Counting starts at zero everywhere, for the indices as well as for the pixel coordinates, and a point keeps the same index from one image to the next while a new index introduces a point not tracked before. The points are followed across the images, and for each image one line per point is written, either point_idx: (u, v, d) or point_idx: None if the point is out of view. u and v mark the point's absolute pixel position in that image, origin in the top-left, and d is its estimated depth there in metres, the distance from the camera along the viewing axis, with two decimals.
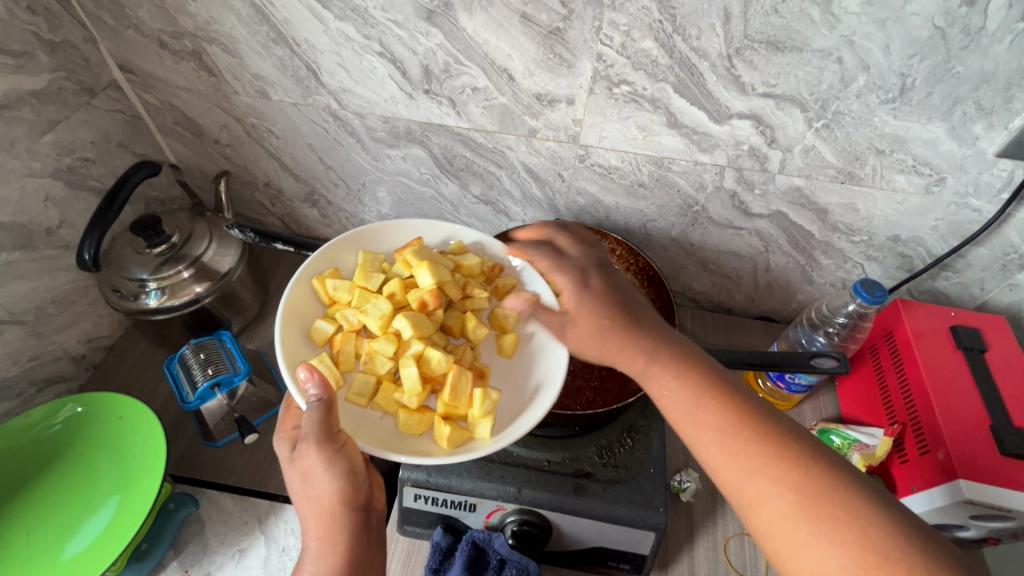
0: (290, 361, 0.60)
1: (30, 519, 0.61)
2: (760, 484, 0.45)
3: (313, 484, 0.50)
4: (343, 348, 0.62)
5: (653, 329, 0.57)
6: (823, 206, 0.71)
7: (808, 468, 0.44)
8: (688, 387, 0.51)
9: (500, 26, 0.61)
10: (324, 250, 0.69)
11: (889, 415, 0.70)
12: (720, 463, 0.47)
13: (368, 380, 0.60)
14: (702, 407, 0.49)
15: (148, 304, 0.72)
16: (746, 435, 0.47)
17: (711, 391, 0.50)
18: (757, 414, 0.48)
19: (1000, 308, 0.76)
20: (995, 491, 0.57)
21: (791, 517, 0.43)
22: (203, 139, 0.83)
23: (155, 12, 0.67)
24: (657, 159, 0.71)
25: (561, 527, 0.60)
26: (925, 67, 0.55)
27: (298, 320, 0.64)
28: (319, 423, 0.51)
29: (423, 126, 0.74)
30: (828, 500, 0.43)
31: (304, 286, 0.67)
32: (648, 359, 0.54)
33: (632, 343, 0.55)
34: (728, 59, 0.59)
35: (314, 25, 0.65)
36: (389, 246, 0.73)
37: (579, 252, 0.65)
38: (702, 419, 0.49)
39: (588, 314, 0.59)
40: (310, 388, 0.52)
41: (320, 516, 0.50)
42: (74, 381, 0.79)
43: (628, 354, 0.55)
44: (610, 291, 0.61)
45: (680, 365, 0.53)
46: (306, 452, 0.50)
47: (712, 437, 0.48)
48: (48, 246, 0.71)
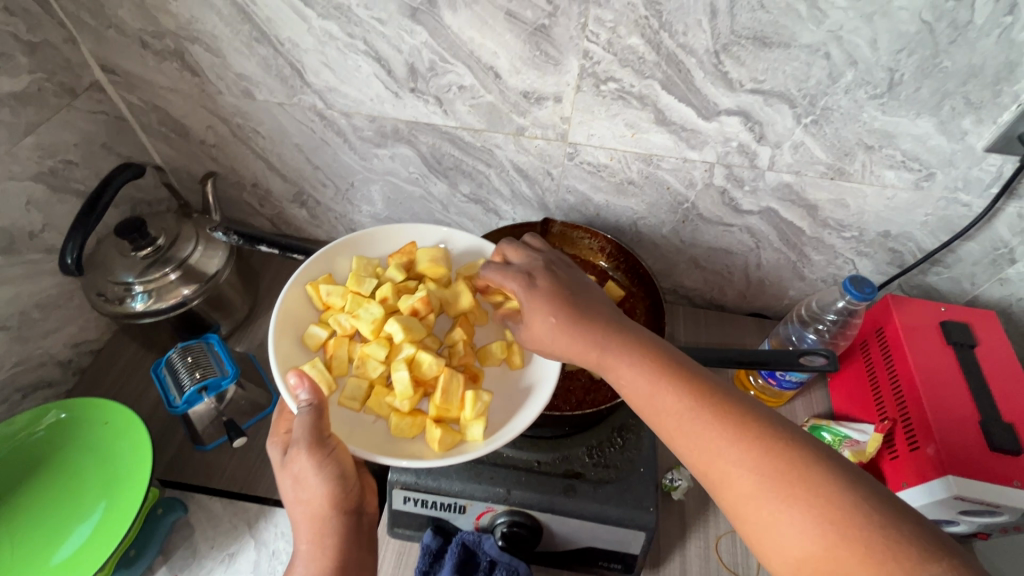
0: (283, 367, 0.60)
1: (14, 528, 0.60)
2: (722, 466, 0.44)
3: (304, 487, 0.50)
4: (335, 353, 0.62)
5: (602, 321, 0.55)
6: (813, 202, 0.71)
7: (768, 446, 0.43)
8: (647, 372, 0.50)
9: (485, 23, 0.60)
10: (317, 255, 0.69)
11: (880, 412, 0.70)
12: (682, 446, 0.47)
13: (360, 384, 0.60)
14: (659, 392, 0.48)
15: (134, 308, 0.71)
16: (704, 416, 0.46)
17: (668, 373, 0.49)
18: (718, 393, 0.48)
19: (991, 303, 0.76)
20: (984, 487, 0.57)
21: (754, 497, 0.42)
22: (188, 140, 0.82)
23: (136, 12, 0.66)
24: (646, 156, 0.70)
25: (552, 528, 0.60)
26: (913, 62, 0.55)
27: (292, 326, 0.64)
28: (310, 426, 0.51)
29: (410, 125, 0.73)
30: (789, 476, 0.41)
31: (298, 292, 0.66)
32: (603, 348, 0.53)
33: (585, 336, 0.54)
34: (715, 55, 0.58)
35: (297, 23, 0.64)
36: (383, 251, 0.72)
37: (523, 257, 0.62)
38: (661, 405, 0.48)
39: (537, 314, 0.56)
40: (301, 393, 0.52)
41: (311, 520, 0.50)
42: (61, 386, 0.79)
43: (585, 348, 0.54)
44: (558, 287, 0.58)
45: (637, 351, 0.52)
46: (297, 456, 0.50)
47: (671, 421, 0.47)
48: (31, 250, 0.70)
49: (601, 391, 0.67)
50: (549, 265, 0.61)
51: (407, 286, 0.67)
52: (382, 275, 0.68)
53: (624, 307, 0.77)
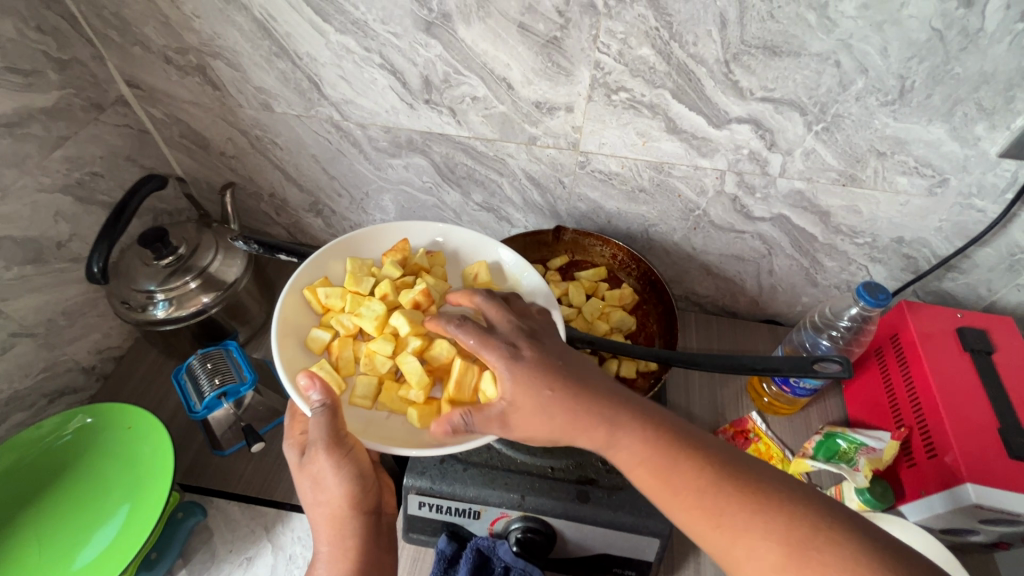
0: (291, 372, 0.60)
1: (41, 529, 0.62)
2: (745, 543, 0.43)
3: (323, 488, 0.51)
4: (342, 354, 0.63)
5: (597, 396, 0.51)
6: (825, 209, 0.71)
7: (791, 518, 0.43)
8: (657, 451, 0.48)
9: (498, 36, 0.61)
10: (311, 259, 0.69)
11: (896, 419, 0.70)
12: (701, 527, 0.45)
13: (370, 382, 0.61)
14: (676, 468, 0.47)
15: (156, 315, 0.73)
16: (723, 490, 0.45)
17: (681, 448, 0.48)
18: (733, 467, 0.47)
19: (1008, 309, 0.75)
20: (1003, 496, 0.56)
21: (780, 570, 0.41)
22: (208, 151, 0.84)
23: (161, 29, 0.68)
24: (658, 164, 0.71)
25: (566, 534, 0.61)
26: (924, 69, 0.55)
27: (293, 331, 0.64)
28: (327, 427, 0.51)
29: (424, 136, 0.74)
30: (817, 548, 0.41)
31: (295, 298, 0.66)
32: (608, 429, 0.49)
33: (584, 411, 0.50)
34: (725, 64, 0.59)
35: (316, 39, 0.66)
36: (378, 251, 0.73)
37: (507, 323, 0.55)
38: (678, 484, 0.46)
39: (528, 391, 0.50)
40: (314, 393, 0.52)
41: (332, 521, 0.51)
42: (85, 392, 0.81)
43: (585, 425, 0.50)
44: (548, 360, 0.52)
45: (648, 426, 0.50)
46: (316, 457, 0.51)
47: (692, 499, 0.46)
48: (58, 259, 0.73)
49: None
50: (531, 333, 0.55)
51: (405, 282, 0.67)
52: (379, 273, 0.69)
53: (636, 315, 0.77)
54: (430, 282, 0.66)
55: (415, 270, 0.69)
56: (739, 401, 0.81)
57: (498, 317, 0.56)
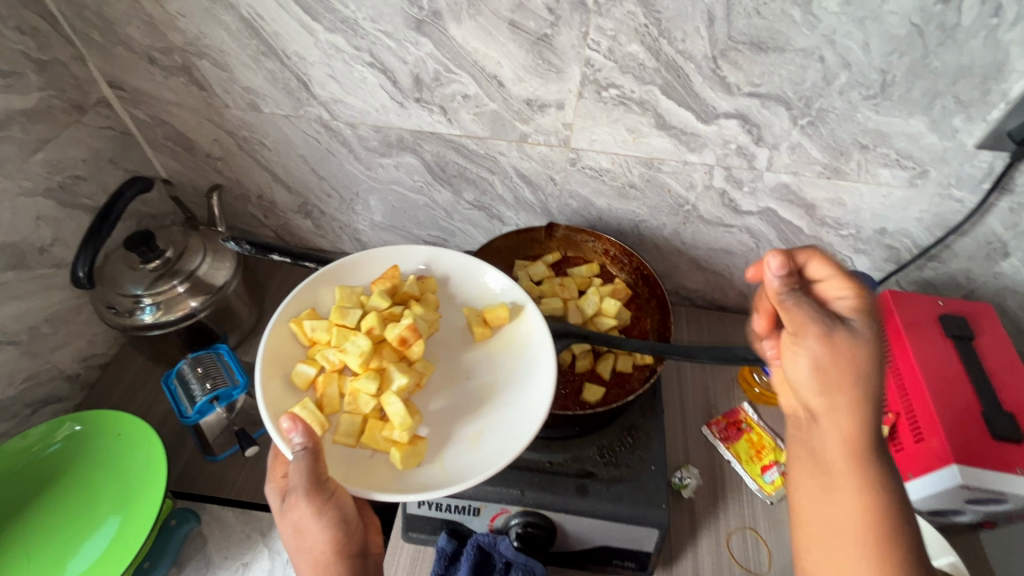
0: (274, 412, 0.58)
1: (30, 541, 0.60)
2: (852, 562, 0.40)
3: (305, 538, 0.51)
4: (326, 391, 0.61)
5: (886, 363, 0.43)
6: (810, 201, 0.73)
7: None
8: (854, 444, 0.42)
9: (488, 33, 0.62)
10: (300, 289, 0.68)
11: (883, 405, 0.71)
12: (818, 506, 0.43)
13: (353, 420, 0.60)
14: (858, 473, 0.42)
15: (143, 320, 0.71)
16: (881, 522, 0.40)
17: (885, 461, 0.42)
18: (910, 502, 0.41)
19: (986, 297, 0.78)
20: (988, 476, 0.59)
21: None
22: (193, 153, 0.83)
23: (145, 29, 0.67)
24: (648, 160, 0.72)
25: (567, 528, 0.61)
26: (904, 63, 0.57)
27: (278, 366, 0.63)
28: (308, 472, 0.50)
29: (414, 135, 0.74)
30: None
31: (282, 330, 0.65)
32: (853, 408, 0.42)
33: (858, 380, 0.42)
34: (713, 60, 0.60)
35: (305, 38, 0.65)
36: (368, 278, 0.72)
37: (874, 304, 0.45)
38: (840, 476, 0.42)
39: (839, 378, 0.43)
40: (295, 436, 0.51)
41: (314, 567, 0.52)
42: (70, 401, 0.79)
43: (869, 387, 0.42)
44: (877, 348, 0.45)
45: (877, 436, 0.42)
46: (297, 504, 0.51)
47: (848, 506, 0.41)
48: (40, 265, 0.71)
49: (611, 392, 0.68)
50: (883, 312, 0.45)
51: (392, 315, 0.66)
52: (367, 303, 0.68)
53: (631, 310, 0.78)
54: (417, 315, 0.66)
55: (404, 300, 0.68)
56: (731, 393, 0.82)
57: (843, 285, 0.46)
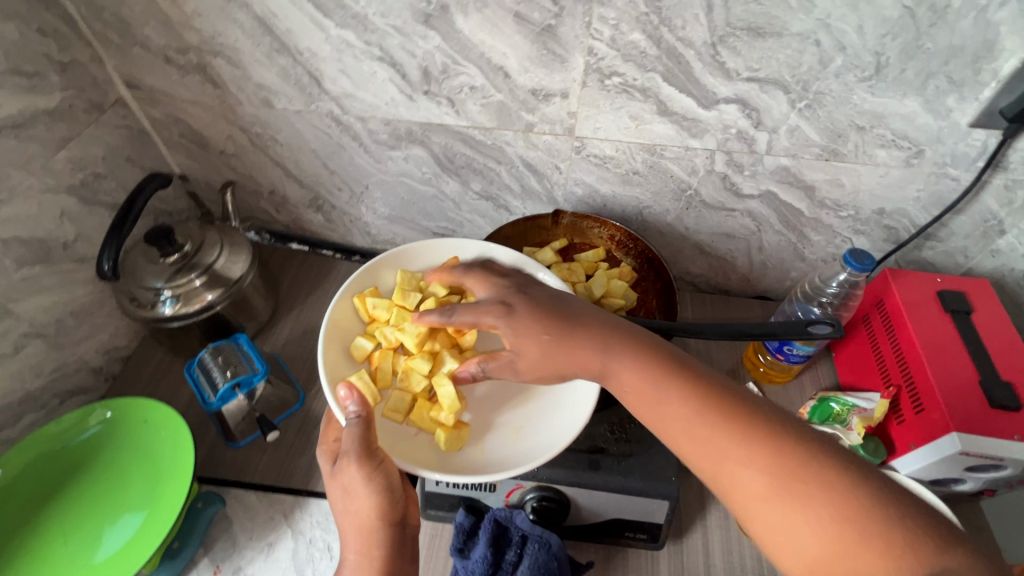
0: (331, 377, 0.63)
1: (65, 522, 0.63)
2: (731, 468, 0.45)
3: (352, 498, 0.53)
4: (381, 364, 0.65)
5: (596, 330, 0.54)
6: (809, 183, 0.75)
7: (773, 444, 0.45)
8: (642, 369, 0.51)
9: (494, 25, 0.64)
10: (367, 266, 0.72)
11: (884, 379, 0.73)
12: (743, 503, 0.45)
13: (403, 397, 0.63)
14: (660, 390, 0.50)
15: (164, 312, 0.74)
16: (706, 417, 0.47)
17: (731, 419, 0.47)
18: (776, 427, 0.46)
19: (984, 274, 0.80)
20: (987, 442, 0.60)
21: (764, 491, 0.44)
22: (208, 151, 0.85)
23: (162, 29, 0.70)
24: (650, 147, 0.74)
25: (580, 502, 0.63)
26: (897, 45, 0.59)
27: (339, 337, 0.67)
28: (359, 438, 0.55)
29: (423, 127, 0.76)
30: (798, 476, 0.43)
31: (346, 304, 0.70)
32: (640, 374, 0.51)
33: (581, 344, 0.54)
34: (712, 47, 0.62)
35: (317, 34, 0.67)
36: (425, 263, 0.75)
37: (492, 290, 0.60)
38: (667, 401, 0.49)
39: (527, 339, 0.55)
40: (350, 404, 0.57)
41: (359, 530, 0.53)
42: (94, 392, 0.81)
43: (583, 358, 0.54)
44: (538, 305, 0.57)
45: (640, 353, 0.52)
46: (346, 467, 0.54)
47: (682, 423, 0.48)
48: (65, 260, 0.73)
49: None
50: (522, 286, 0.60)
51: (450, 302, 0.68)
52: (426, 288, 0.70)
53: (637, 292, 0.80)
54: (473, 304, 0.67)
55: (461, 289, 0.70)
56: (736, 373, 0.84)
57: (483, 288, 0.61)
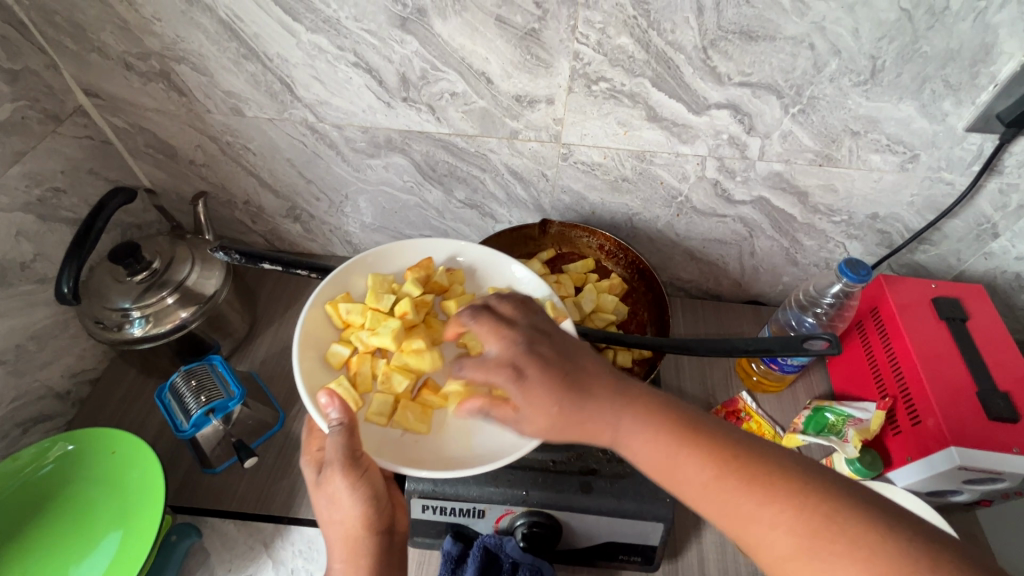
0: (309, 386, 0.59)
1: (28, 564, 0.59)
2: (758, 533, 0.42)
3: (337, 508, 0.50)
4: (359, 369, 0.62)
5: (607, 395, 0.47)
6: (803, 188, 0.73)
7: (797, 503, 0.41)
8: (658, 433, 0.46)
9: (475, 29, 0.61)
10: (336, 272, 0.68)
11: (879, 388, 0.72)
12: (774, 564, 0.42)
13: (386, 399, 0.60)
14: (676, 457, 0.45)
15: (133, 334, 0.70)
16: (727, 482, 0.43)
17: (755, 481, 0.43)
18: (790, 475, 0.43)
19: (976, 277, 0.79)
20: (986, 456, 0.59)
21: (794, 557, 0.40)
22: (177, 160, 0.81)
23: (120, 34, 0.65)
24: (640, 153, 0.71)
25: (572, 525, 0.61)
26: (893, 48, 0.57)
27: (314, 344, 0.64)
28: (343, 446, 0.51)
29: (403, 134, 0.73)
30: (829, 534, 0.40)
31: (316, 312, 0.66)
32: (659, 440, 0.45)
33: (593, 417, 0.46)
34: (703, 51, 0.60)
35: (286, 39, 0.64)
36: (397, 266, 0.72)
37: (501, 343, 0.48)
38: (683, 466, 0.45)
39: (538, 408, 0.46)
40: (332, 413, 0.52)
41: (344, 541, 0.50)
42: (61, 418, 0.77)
43: (593, 432, 0.46)
44: (552, 369, 0.47)
45: (651, 416, 0.46)
46: (332, 477, 0.50)
47: (701, 489, 0.44)
48: (23, 281, 0.69)
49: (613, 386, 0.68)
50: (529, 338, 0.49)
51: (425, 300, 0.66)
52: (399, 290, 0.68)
53: (627, 303, 0.78)
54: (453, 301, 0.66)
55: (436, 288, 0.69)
56: (729, 382, 0.83)
57: (491, 340, 0.49)
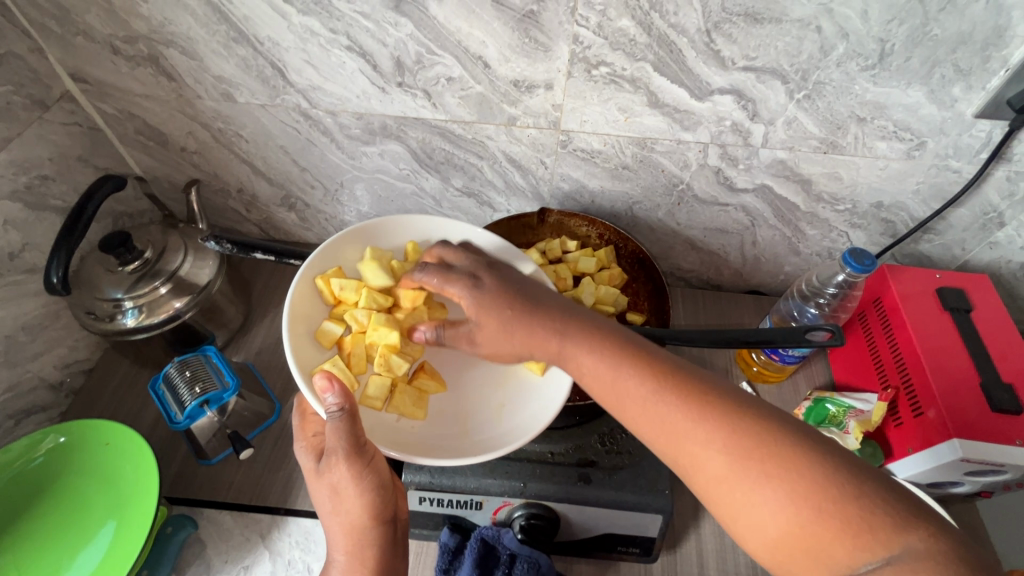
0: (302, 367, 0.57)
1: (23, 558, 0.59)
2: (692, 450, 0.42)
3: (341, 499, 0.50)
4: (354, 351, 0.61)
5: (554, 313, 0.53)
6: (807, 176, 0.71)
7: (733, 422, 0.41)
8: (606, 353, 0.48)
9: (471, 11, 0.59)
10: (326, 244, 0.65)
11: (881, 379, 0.71)
12: (704, 483, 0.41)
13: (383, 384, 0.59)
14: (621, 374, 0.47)
15: (125, 324, 0.69)
16: (668, 399, 0.44)
17: (691, 399, 0.43)
18: (730, 401, 0.43)
19: (981, 267, 0.78)
20: (990, 448, 0.58)
21: (723, 475, 0.40)
22: (168, 148, 0.79)
23: (105, 16, 0.63)
24: (640, 140, 0.70)
25: (569, 517, 0.60)
26: (903, 31, 0.55)
27: (304, 321, 0.61)
28: (346, 434, 0.49)
29: (399, 121, 0.71)
30: (761, 454, 0.40)
31: (305, 286, 0.62)
32: (601, 359, 0.48)
33: (537, 329, 0.52)
34: (707, 34, 0.58)
35: (277, 21, 0.62)
36: (389, 240, 0.69)
37: (465, 260, 0.59)
38: (626, 383, 0.46)
39: (487, 316, 0.54)
40: (330, 397, 0.48)
41: (349, 531, 0.50)
42: (55, 409, 0.77)
43: (539, 340, 0.52)
44: (503, 287, 0.56)
45: (594, 338, 0.50)
46: (336, 466, 0.49)
47: (639, 407, 0.45)
48: (12, 271, 0.68)
49: None
50: (490, 265, 0.59)
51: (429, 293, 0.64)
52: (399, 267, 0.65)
53: (627, 294, 0.77)
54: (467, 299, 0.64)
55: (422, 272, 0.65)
56: (729, 372, 0.82)
57: (457, 257, 0.60)
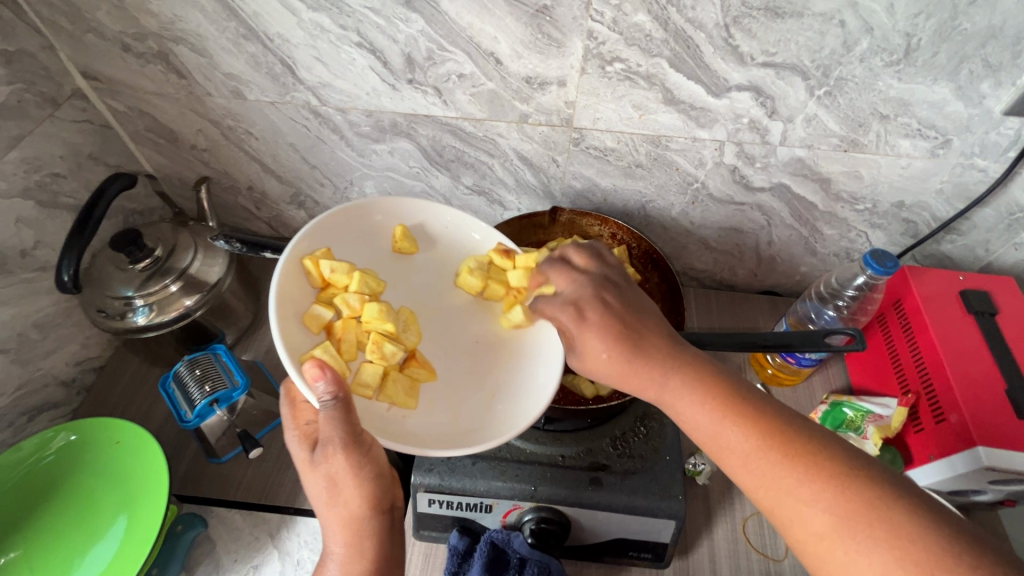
0: (291, 353, 0.54)
1: (34, 557, 0.59)
2: (794, 505, 0.41)
3: (339, 491, 0.49)
4: (345, 336, 0.59)
5: (659, 357, 0.48)
6: (826, 175, 0.69)
7: (840, 483, 0.40)
8: (707, 399, 0.46)
9: (483, 6, 0.58)
10: (316, 224, 0.62)
11: (901, 384, 0.70)
12: (805, 540, 0.40)
13: (375, 370, 0.57)
14: (723, 424, 0.45)
15: (136, 322, 0.69)
16: (771, 454, 0.43)
17: (797, 456, 0.42)
18: (835, 461, 0.41)
19: (1005, 269, 0.75)
20: (1017, 457, 0.57)
21: (825, 535, 0.39)
22: (178, 145, 0.79)
23: (115, 13, 0.63)
24: (655, 138, 0.68)
25: (580, 522, 0.60)
26: (931, 25, 0.53)
27: (291, 303, 0.58)
28: (342, 425, 0.47)
29: (409, 118, 0.71)
30: (868, 519, 0.38)
31: (294, 267, 0.60)
32: (709, 408, 0.45)
33: (642, 369, 0.47)
34: (725, 29, 0.56)
35: (287, 18, 0.61)
36: (377, 224, 0.68)
37: (572, 283, 0.52)
38: (726, 432, 0.44)
39: (592, 348, 0.49)
40: (322, 386, 0.46)
41: (347, 522, 0.49)
42: (66, 406, 0.77)
43: (641, 383, 0.48)
44: (613, 318, 0.49)
45: (700, 383, 0.47)
46: (332, 455, 0.48)
47: (740, 457, 0.44)
48: (24, 269, 0.68)
49: None
50: (600, 289, 0.52)
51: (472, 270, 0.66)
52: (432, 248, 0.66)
53: (639, 295, 0.76)
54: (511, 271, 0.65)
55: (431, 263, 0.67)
56: (743, 373, 0.81)
57: (564, 281, 0.53)
